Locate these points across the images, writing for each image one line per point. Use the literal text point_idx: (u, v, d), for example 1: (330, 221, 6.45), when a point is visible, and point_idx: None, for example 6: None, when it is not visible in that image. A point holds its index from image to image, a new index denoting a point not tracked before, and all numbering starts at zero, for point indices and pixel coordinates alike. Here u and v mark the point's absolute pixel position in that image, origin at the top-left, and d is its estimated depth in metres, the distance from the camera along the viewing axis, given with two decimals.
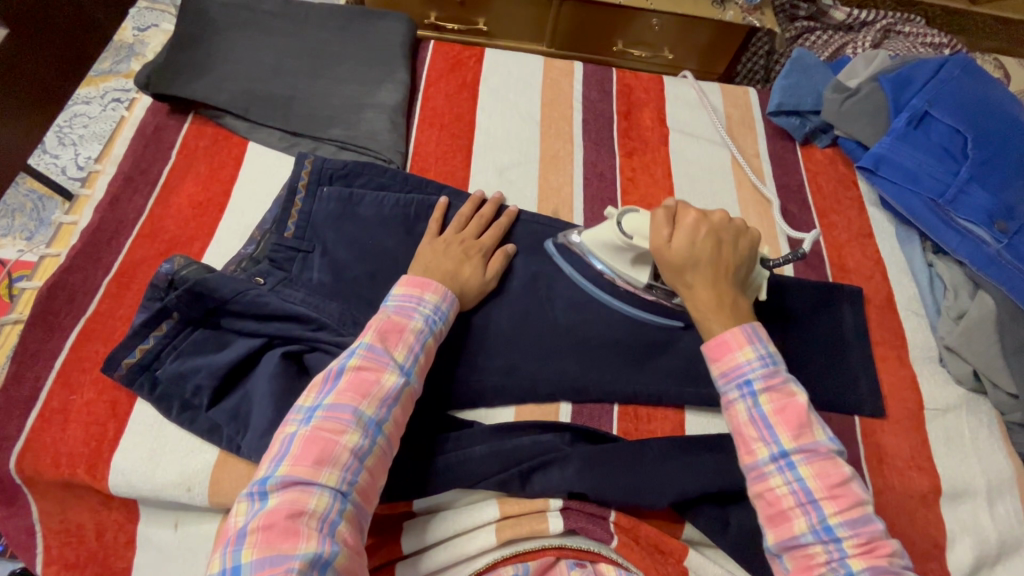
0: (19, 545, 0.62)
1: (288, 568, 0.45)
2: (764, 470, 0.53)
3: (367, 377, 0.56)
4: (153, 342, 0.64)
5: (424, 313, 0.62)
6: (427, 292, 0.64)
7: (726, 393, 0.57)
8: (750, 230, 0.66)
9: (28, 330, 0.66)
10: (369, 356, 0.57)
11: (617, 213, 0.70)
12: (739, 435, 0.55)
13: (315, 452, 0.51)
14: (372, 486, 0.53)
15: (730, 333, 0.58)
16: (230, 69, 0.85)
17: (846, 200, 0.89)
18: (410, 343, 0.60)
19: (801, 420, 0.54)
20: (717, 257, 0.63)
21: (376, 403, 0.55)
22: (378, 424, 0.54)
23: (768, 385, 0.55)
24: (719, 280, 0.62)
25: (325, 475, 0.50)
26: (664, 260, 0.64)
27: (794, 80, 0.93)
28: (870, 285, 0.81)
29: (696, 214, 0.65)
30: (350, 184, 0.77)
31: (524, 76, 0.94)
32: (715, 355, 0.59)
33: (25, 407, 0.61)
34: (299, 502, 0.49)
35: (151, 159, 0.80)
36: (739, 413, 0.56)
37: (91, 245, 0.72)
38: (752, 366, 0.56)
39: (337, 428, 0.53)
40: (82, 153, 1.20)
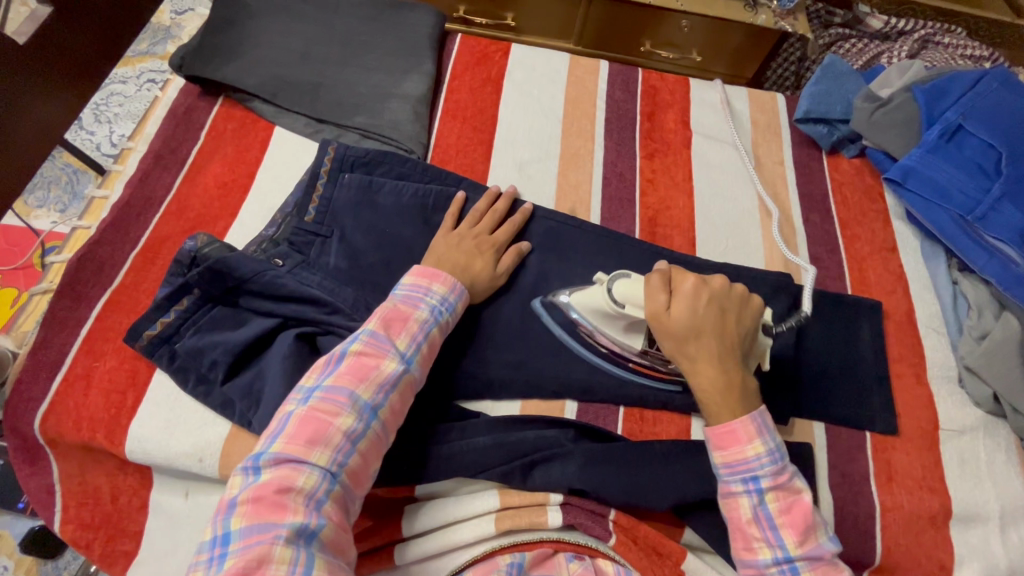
0: (39, 502, 0.64)
1: (274, 535, 0.46)
2: (765, 571, 0.54)
3: (367, 363, 0.57)
4: (173, 316, 0.66)
5: (430, 303, 0.63)
6: (435, 283, 0.64)
7: (731, 485, 0.56)
8: (754, 296, 0.62)
9: (56, 298, 0.68)
10: (372, 342, 0.58)
11: (607, 279, 0.66)
12: (740, 530, 0.55)
13: (307, 432, 0.52)
14: (364, 471, 0.54)
15: (739, 424, 0.56)
16: (261, 54, 0.87)
17: (871, 213, 0.87)
18: (413, 332, 0.60)
19: (807, 522, 0.55)
20: (720, 329, 0.59)
21: (372, 389, 0.56)
22: (373, 409, 0.55)
23: (775, 484, 0.55)
24: (725, 355, 0.59)
25: (315, 457, 0.51)
26: (665, 329, 0.60)
27: (825, 87, 0.91)
28: (890, 300, 0.80)
29: (694, 278, 0.60)
30: (370, 172, 0.78)
31: (550, 73, 0.94)
32: (723, 444, 0.57)
33: (50, 370, 0.64)
34: (290, 477, 0.50)
35: (181, 139, 0.82)
36: (742, 510, 0.55)
37: (121, 219, 0.74)
38: (762, 463, 0.55)
39: (332, 410, 0.54)
40: (117, 131, 1.20)
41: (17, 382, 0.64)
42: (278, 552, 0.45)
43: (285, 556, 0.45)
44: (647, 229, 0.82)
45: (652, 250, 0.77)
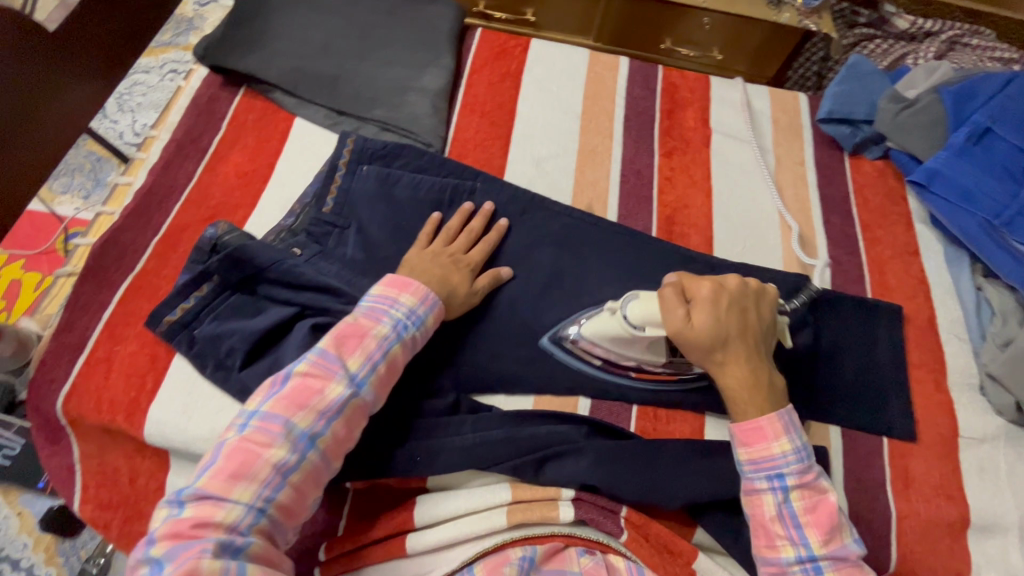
0: (60, 481, 0.66)
1: (200, 550, 0.46)
2: (788, 570, 0.54)
3: (312, 386, 0.55)
4: (193, 302, 0.67)
5: (393, 317, 0.61)
6: (401, 296, 0.63)
7: (755, 481, 0.56)
8: (767, 288, 0.64)
9: (80, 282, 0.69)
10: (320, 363, 0.57)
11: (618, 305, 0.63)
12: (763, 527, 0.55)
13: (236, 463, 0.51)
14: (299, 502, 0.53)
15: (767, 421, 0.57)
16: (281, 45, 0.87)
17: (893, 216, 0.85)
18: (367, 351, 0.59)
19: (832, 522, 0.54)
20: (743, 329, 0.60)
21: (312, 416, 0.54)
22: (310, 437, 0.53)
23: (801, 482, 0.55)
24: (751, 354, 0.59)
25: (239, 491, 0.50)
26: (689, 341, 0.59)
27: (849, 87, 0.90)
28: (911, 304, 0.78)
29: (710, 284, 0.60)
30: (388, 165, 0.78)
31: (570, 69, 0.94)
32: (749, 441, 0.57)
33: (73, 353, 0.65)
34: (212, 512, 0.48)
35: (203, 128, 0.83)
36: (767, 507, 0.55)
37: (143, 207, 0.75)
38: (788, 461, 0.55)
39: (264, 440, 0.52)
40: (139, 120, 1.21)
41: (41, 363, 0.65)
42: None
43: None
44: (664, 228, 0.81)
45: (669, 249, 0.77)
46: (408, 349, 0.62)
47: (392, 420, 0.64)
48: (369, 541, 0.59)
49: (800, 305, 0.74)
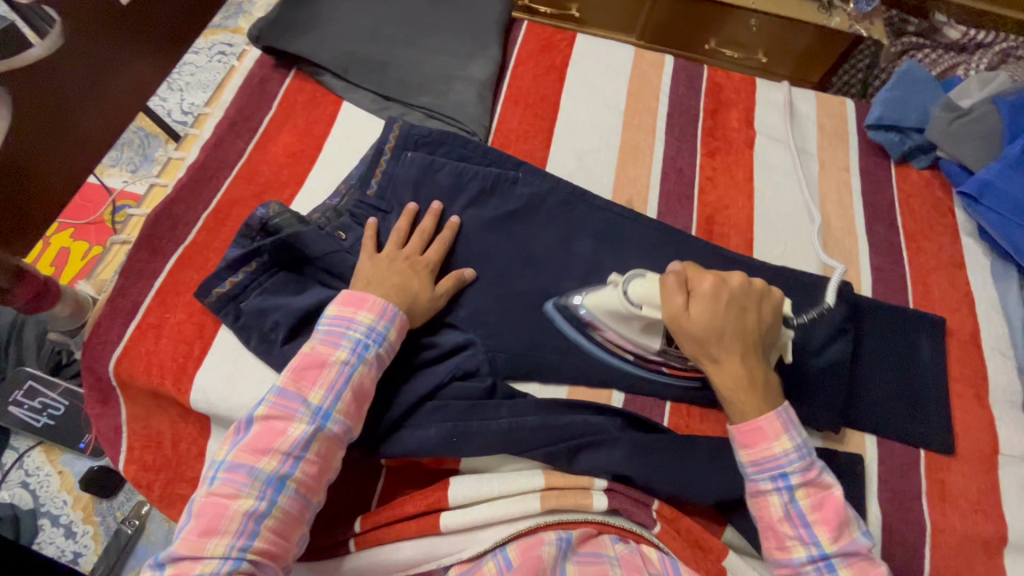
0: (107, 440, 0.68)
1: None
2: (800, 570, 0.54)
3: (273, 429, 0.55)
4: (242, 276, 0.68)
5: (353, 338, 0.60)
6: (360, 313, 0.61)
7: (759, 483, 0.56)
8: (773, 289, 0.60)
9: (135, 250, 0.72)
10: (279, 404, 0.56)
11: (621, 280, 0.64)
12: (772, 528, 0.55)
13: (206, 520, 0.51)
14: (282, 545, 0.53)
15: (766, 421, 0.56)
16: (333, 29, 0.88)
17: (939, 227, 0.84)
18: (327, 381, 0.57)
19: (839, 518, 0.54)
20: (741, 327, 0.58)
21: (277, 458, 0.54)
22: (279, 480, 0.53)
23: (805, 480, 0.55)
24: (746, 352, 0.58)
25: (212, 546, 0.50)
26: (684, 331, 0.58)
27: (899, 94, 0.88)
28: (955, 318, 0.77)
29: (713, 278, 0.58)
30: (433, 152, 0.78)
31: (615, 64, 0.94)
32: (750, 442, 0.56)
33: (125, 318, 0.67)
34: (190, 568, 0.50)
35: (255, 107, 0.85)
36: (774, 508, 0.55)
37: (195, 180, 0.77)
38: (790, 459, 0.55)
39: (231, 491, 0.52)
40: (188, 100, 1.24)
41: (96, 325, 0.67)
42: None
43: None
44: (703, 227, 0.81)
45: (709, 248, 0.77)
46: (375, 366, 0.60)
47: (425, 401, 0.65)
48: (404, 517, 0.60)
49: (840, 312, 0.72)
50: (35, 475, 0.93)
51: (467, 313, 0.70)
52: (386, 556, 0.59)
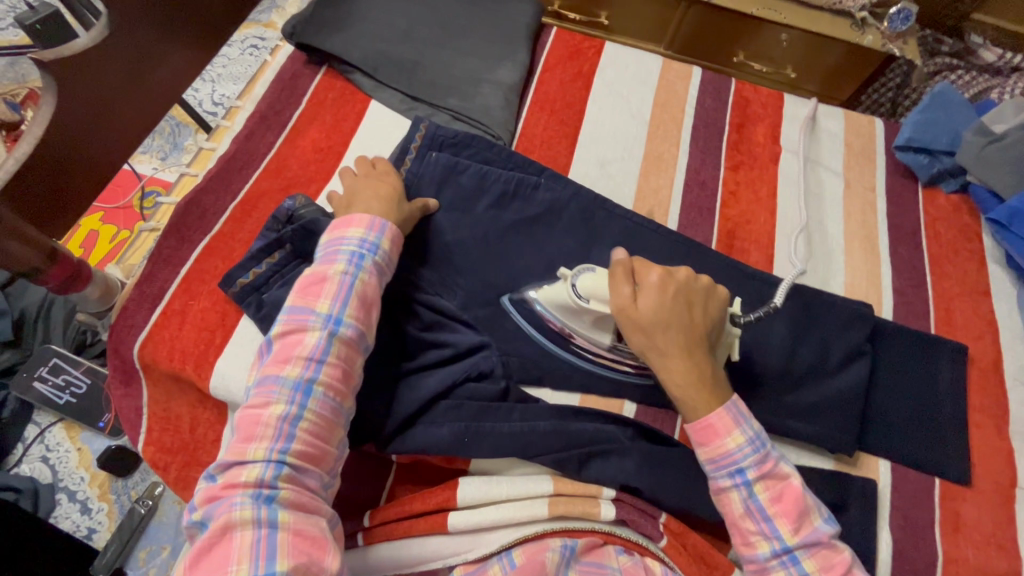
0: (127, 421, 0.69)
1: (229, 506, 0.49)
2: (766, 565, 0.54)
3: (291, 341, 0.57)
4: (265, 267, 0.69)
5: (348, 250, 0.62)
6: (351, 230, 0.63)
7: (719, 480, 0.56)
8: (717, 287, 0.63)
9: (163, 237, 0.73)
10: (292, 320, 0.58)
11: (571, 273, 0.65)
12: (737, 526, 0.56)
13: (245, 429, 0.53)
14: (320, 449, 0.54)
15: (716, 416, 0.57)
16: (365, 28, 0.90)
17: (965, 252, 0.82)
18: (331, 292, 0.59)
19: (799, 508, 0.54)
20: (687, 323, 0.59)
21: (299, 365, 0.55)
22: (305, 384, 0.54)
23: (761, 473, 0.55)
24: (693, 347, 0.59)
25: (253, 451, 0.51)
26: (630, 326, 0.60)
27: (931, 116, 0.87)
28: (977, 346, 0.76)
29: (659, 272, 0.60)
30: (457, 154, 0.79)
31: (643, 74, 0.94)
32: (704, 440, 0.57)
33: (152, 303, 0.69)
34: (238, 475, 0.51)
35: (285, 102, 0.86)
36: (735, 504, 0.56)
37: (224, 171, 0.79)
38: (744, 453, 0.56)
39: (263, 401, 0.54)
40: (219, 91, 1.26)
41: (123, 309, 0.69)
42: (241, 535, 0.47)
43: (246, 539, 0.47)
44: (723, 241, 0.81)
45: (729, 262, 0.76)
46: (375, 275, 0.62)
47: (440, 399, 0.65)
48: (414, 514, 0.60)
49: (858, 334, 0.72)
50: (55, 450, 0.95)
51: (484, 315, 0.71)
52: (392, 552, 0.59)
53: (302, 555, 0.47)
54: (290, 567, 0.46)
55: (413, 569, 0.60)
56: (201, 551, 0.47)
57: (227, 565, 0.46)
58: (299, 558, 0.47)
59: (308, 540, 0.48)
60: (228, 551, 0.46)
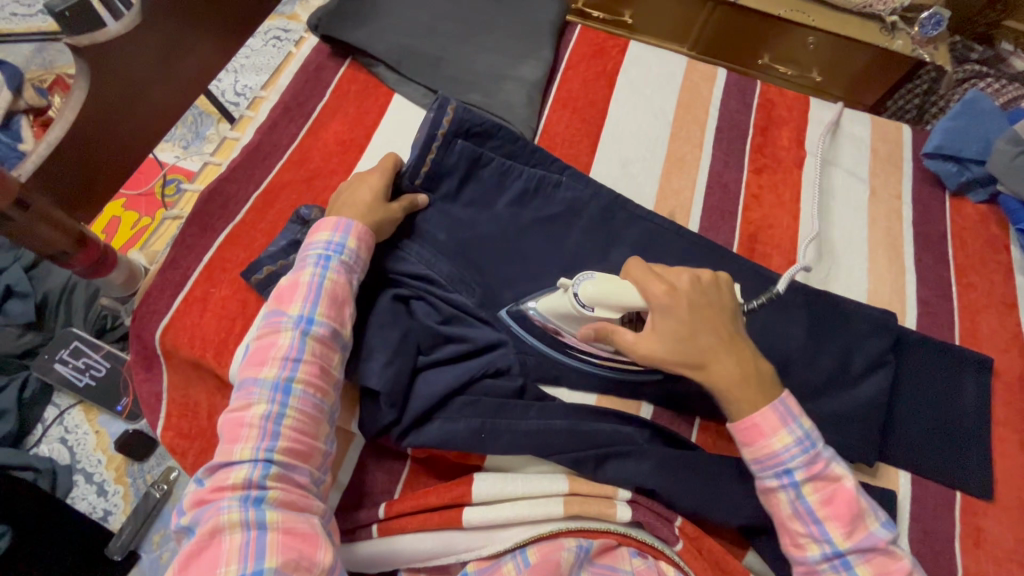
0: (147, 405, 0.70)
1: (217, 509, 0.49)
2: (815, 567, 0.54)
3: (266, 343, 0.57)
4: (293, 259, 0.69)
5: (317, 252, 0.62)
6: (317, 235, 0.63)
7: (765, 481, 0.56)
8: (723, 276, 0.62)
9: (187, 225, 0.74)
10: (266, 325, 0.58)
11: (571, 283, 0.63)
12: (784, 526, 0.56)
13: (230, 432, 0.53)
14: (308, 445, 0.54)
15: (762, 418, 0.56)
16: (390, 22, 0.90)
17: (992, 263, 0.81)
18: (302, 293, 0.59)
19: (852, 512, 0.54)
20: (715, 329, 0.58)
21: (276, 366, 0.55)
22: (283, 383, 0.54)
23: (810, 475, 0.55)
24: (730, 350, 0.58)
25: (239, 451, 0.52)
26: (660, 344, 0.58)
27: (961, 124, 0.86)
28: (1003, 358, 0.74)
29: (664, 285, 0.59)
30: (482, 145, 0.77)
31: (666, 74, 0.93)
32: (751, 441, 0.56)
33: (174, 289, 0.70)
34: (225, 478, 0.51)
35: (309, 94, 0.86)
36: (783, 505, 0.55)
37: (248, 161, 0.79)
38: (793, 455, 0.55)
39: (244, 403, 0.54)
40: (241, 81, 1.27)
41: (146, 295, 0.70)
42: (229, 538, 0.47)
43: (235, 541, 0.47)
44: (744, 245, 0.80)
45: (750, 266, 0.75)
46: (344, 273, 0.62)
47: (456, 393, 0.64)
48: (429, 508, 0.60)
49: (881, 344, 0.71)
50: (74, 432, 0.97)
51: (501, 311, 0.70)
52: (404, 545, 0.59)
53: (292, 551, 0.47)
54: (278, 563, 0.46)
55: (424, 563, 0.60)
56: (190, 555, 0.47)
57: (216, 567, 0.46)
58: (289, 555, 0.47)
59: (298, 537, 0.48)
60: (218, 554, 0.47)
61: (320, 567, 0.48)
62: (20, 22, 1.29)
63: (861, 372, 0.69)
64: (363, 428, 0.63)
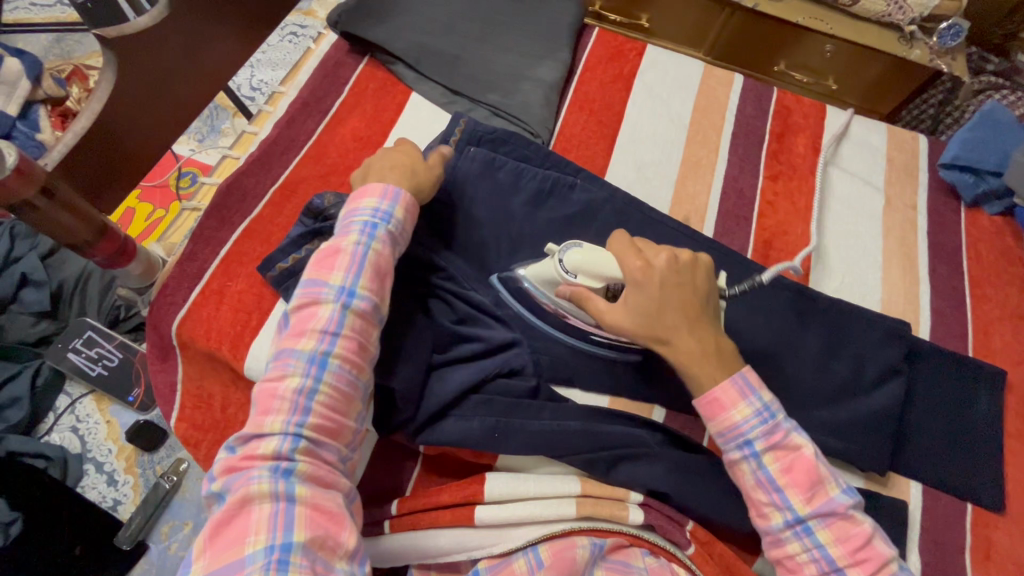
0: (161, 397, 0.71)
1: (247, 479, 0.49)
2: (780, 536, 0.54)
3: (306, 315, 0.57)
4: (304, 254, 0.69)
5: (361, 221, 0.61)
6: (363, 201, 0.63)
7: (728, 453, 0.56)
8: (703, 258, 0.61)
9: (205, 218, 0.74)
10: (307, 293, 0.58)
11: (558, 249, 0.64)
12: (749, 497, 0.56)
13: (263, 402, 0.53)
14: (337, 423, 0.54)
15: (721, 391, 0.56)
16: (409, 20, 0.90)
17: (1006, 275, 0.81)
18: (344, 264, 0.59)
19: (810, 478, 0.54)
20: (683, 305, 0.59)
21: (314, 338, 0.55)
22: (320, 357, 0.54)
23: (769, 444, 0.55)
24: (695, 327, 0.58)
25: (271, 423, 0.52)
26: (626, 316, 0.59)
27: (980, 135, 0.85)
28: (1016, 371, 0.74)
29: (639, 262, 0.59)
30: (495, 150, 0.78)
31: (684, 79, 0.93)
32: (711, 414, 0.57)
33: (191, 281, 0.70)
34: (256, 448, 0.51)
35: (326, 90, 0.87)
36: (745, 476, 0.56)
37: (266, 155, 0.80)
38: (751, 425, 0.55)
39: (280, 374, 0.54)
40: (258, 76, 1.27)
41: (163, 285, 0.70)
42: (258, 509, 0.47)
43: (264, 512, 0.47)
44: (758, 251, 0.80)
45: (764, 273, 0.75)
46: (388, 244, 0.62)
47: (471, 392, 0.64)
48: (440, 506, 0.61)
49: (894, 353, 0.71)
50: (85, 421, 0.97)
51: (515, 311, 0.70)
52: (416, 541, 0.60)
53: (319, 528, 0.47)
54: (306, 539, 0.46)
55: (436, 559, 0.60)
56: (219, 523, 0.47)
57: (245, 536, 0.46)
58: (316, 531, 0.47)
59: (325, 514, 0.48)
60: (246, 524, 0.47)
61: (344, 550, 0.48)
62: (40, 11, 1.30)
63: (874, 382, 0.69)
64: (377, 425, 0.64)
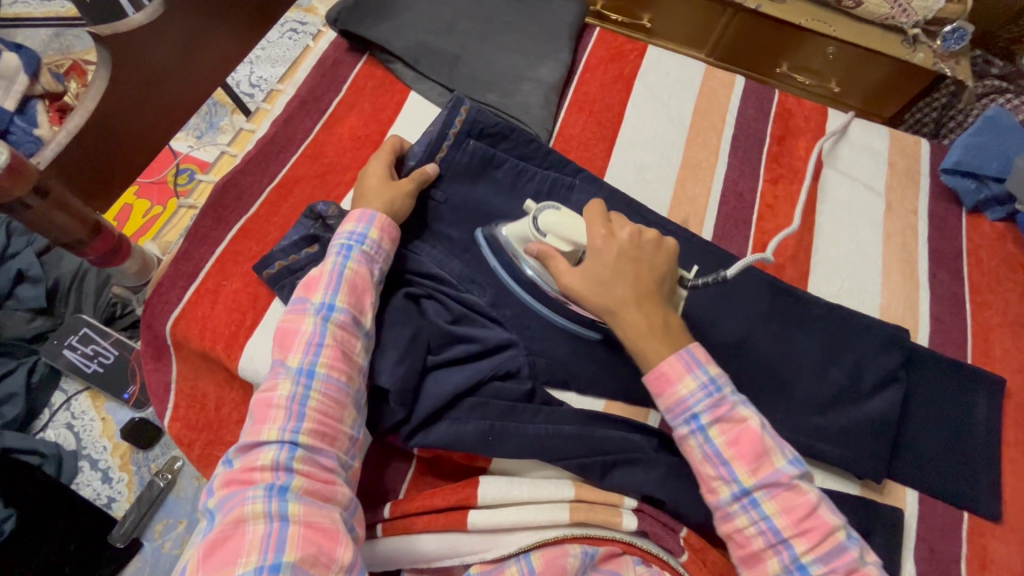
0: (155, 396, 0.70)
1: (243, 497, 0.49)
2: (728, 510, 0.54)
3: (290, 330, 0.58)
4: (304, 255, 0.69)
5: (339, 242, 0.63)
6: (343, 226, 0.64)
7: (676, 429, 0.56)
8: (666, 241, 0.63)
9: (201, 218, 0.74)
10: (292, 312, 0.59)
11: (535, 208, 0.66)
12: (698, 472, 0.56)
13: (259, 413, 0.54)
14: (332, 428, 0.54)
15: (666, 364, 0.56)
16: (409, 19, 0.89)
17: (1007, 282, 0.80)
18: (324, 282, 0.60)
19: (755, 450, 0.53)
20: (635, 279, 0.59)
21: (300, 351, 0.56)
22: (307, 368, 0.55)
23: (714, 417, 0.55)
24: (644, 300, 0.59)
25: (268, 432, 0.53)
26: (579, 285, 0.60)
27: (982, 140, 0.85)
28: (1015, 379, 0.74)
29: (602, 232, 0.61)
30: (495, 145, 0.77)
31: (684, 80, 0.92)
32: (658, 389, 0.57)
33: (186, 281, 0.70)
34: (254, 460, 0.51)
35: (325, 89, 0.86)
36: (693, 450, 0.55)
37: (263, 154, 0.79)
38: (697, 399, 0.55)
39: (271, 386, 0.55)
40: (257, 73, 1.27)
41: (158, 284, 0.70)
42: (253, 528, 0.47)
43: (258, 531, 0.47)
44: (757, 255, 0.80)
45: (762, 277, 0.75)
46: (365, 262, 0.62)
47: (466, 395, 0.64)
48: (433, 509, 0.60)
49: (892, 360, 0.70)
50: (80, 419, 0.97)
51: (512, 313, 0.70)
52: (409, 544, 0.59)
53: (312, 545, 0.46)
54: (297, 557, 0.45)
55: (428, 563, 0.60)
56: (213, 543, 0.47)
57: (237, 555, 0.46)
58: (308, 549, 0.46)
59: (320, 531, 0.48)
60: (240, 542, 0.46)
61: (339, 564, 0.47)
62: (40, 6, 1.30)
63: (872, 389, 0.69)
64: (371, 427, 0.63)
